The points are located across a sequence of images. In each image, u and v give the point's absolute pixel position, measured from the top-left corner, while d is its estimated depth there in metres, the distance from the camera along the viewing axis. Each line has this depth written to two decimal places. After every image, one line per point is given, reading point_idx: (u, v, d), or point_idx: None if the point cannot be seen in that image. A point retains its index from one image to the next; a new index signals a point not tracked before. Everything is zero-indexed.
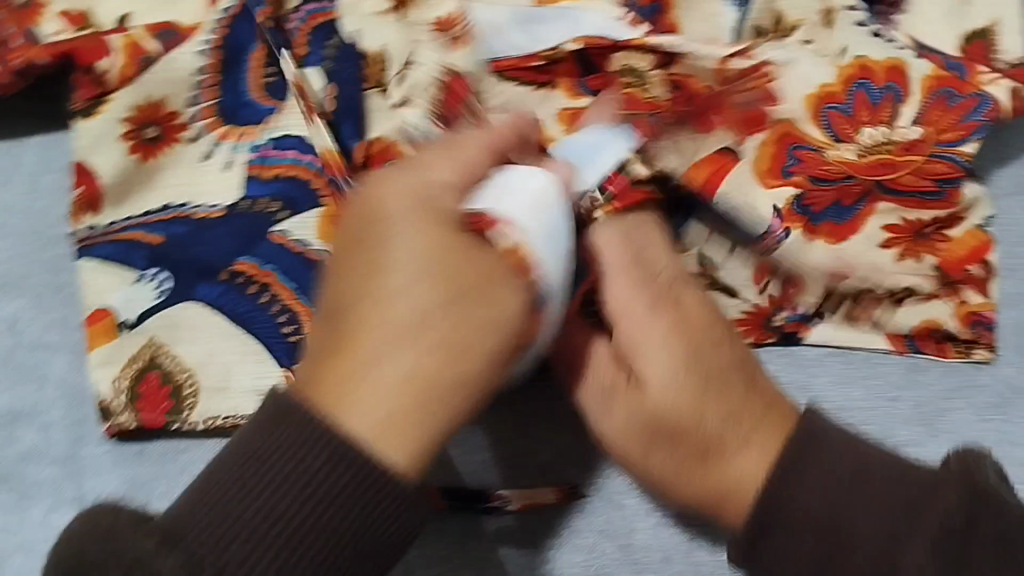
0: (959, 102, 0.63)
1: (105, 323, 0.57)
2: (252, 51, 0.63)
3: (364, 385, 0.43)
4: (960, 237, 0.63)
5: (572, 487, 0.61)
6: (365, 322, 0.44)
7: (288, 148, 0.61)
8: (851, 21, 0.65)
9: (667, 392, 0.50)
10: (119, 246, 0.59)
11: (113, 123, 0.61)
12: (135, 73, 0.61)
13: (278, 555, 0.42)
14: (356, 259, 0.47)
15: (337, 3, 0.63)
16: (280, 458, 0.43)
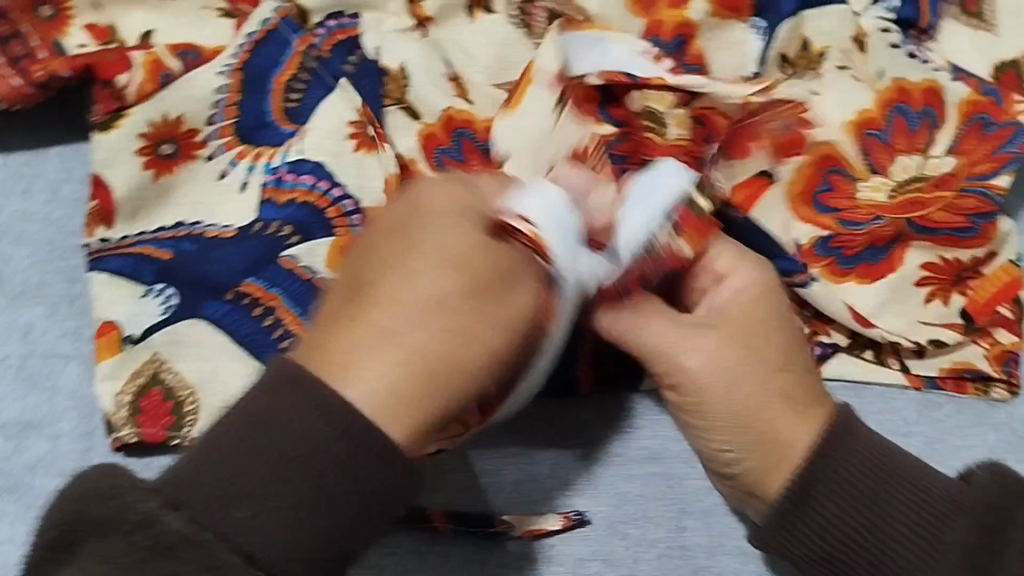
0: (994, 130, 0.63)
1: (111, 336, 0.58)
2: (276, 74, 0.64)
3: (367, 357, 0.44)
4: (992, 275, 0.63)
5: (577, 513, 0.60)
6: (378, 299, 0.46)
7: (305, 173, 0.61)
8: (885, 43, 0.66)
9: (726, 366, 0.54)
10: (129, 261, 0.60)
11: (130, 138, 0.62)
12: (155, 89, 0.63)
13: (276, 519, 0.42)
14: (382, 243, 0.48)
15: (360, 22, 0.66)
16: (284, 427, 0.43)
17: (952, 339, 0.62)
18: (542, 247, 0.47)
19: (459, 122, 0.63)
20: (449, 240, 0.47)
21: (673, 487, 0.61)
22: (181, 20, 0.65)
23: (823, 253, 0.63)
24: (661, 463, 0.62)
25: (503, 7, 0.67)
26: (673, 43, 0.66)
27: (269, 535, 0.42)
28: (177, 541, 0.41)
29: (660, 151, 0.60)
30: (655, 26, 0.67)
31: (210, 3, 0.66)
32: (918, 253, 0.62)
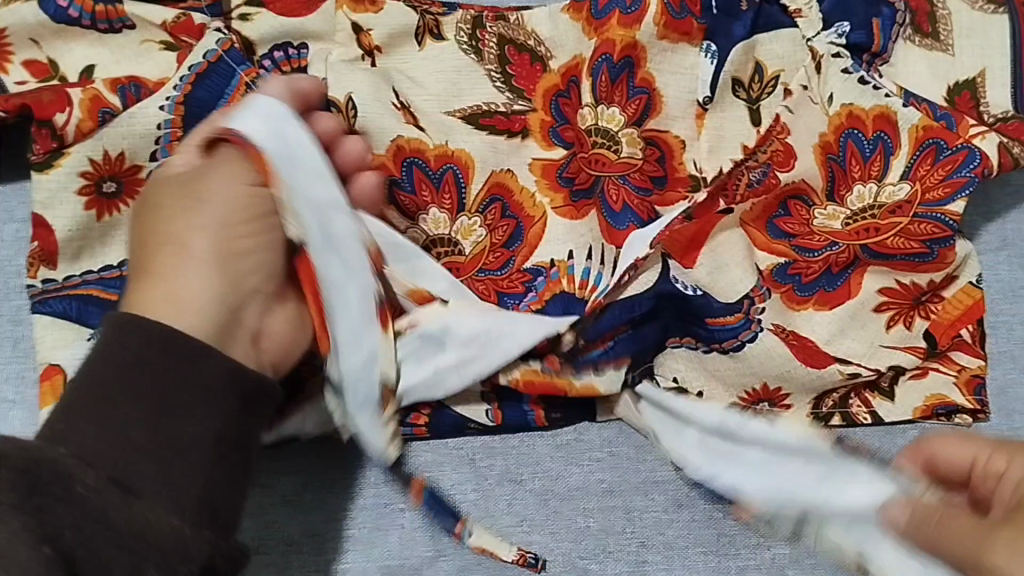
0: (947, 156, 0.63)
1: (55, 382, 0.58)
2: (219, 107, 0.62)
3: (160, 287, 0.51)
4: (953, 297, 0.63)
5: (533, 556, 0.59)
6: (155, 254, 0.53)
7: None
8: (836, 68, 0.66)
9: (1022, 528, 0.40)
10: (72, 302, 0.59)
11: (71, 176, 0.60)
12: (94, 128, 0.61)
13: (121, 439, 0.45)
14: (144, 233, 0.54)
15: (309, 52, 0.65)
16: (114, 367, 0.47)
17: (919, 365, 0.62)
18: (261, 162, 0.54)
19: (408, 152, 0.62)
20: (177, 195, 0.54)
21: (632, 520, 0.60)
22: (122, 56, 0.64)
23: (780, 277, 0.62)
24: (620, 496, 0.61)
25: (452, 34, 0.66)
26: (623, 66, 0.65)
27: (97, 447, 0.44)
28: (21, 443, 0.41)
29: (611, 167, 0.63)
30: (604, 48, 0.65)
31: (151, 37, 0.64)
32: (877, 279, 0.62)
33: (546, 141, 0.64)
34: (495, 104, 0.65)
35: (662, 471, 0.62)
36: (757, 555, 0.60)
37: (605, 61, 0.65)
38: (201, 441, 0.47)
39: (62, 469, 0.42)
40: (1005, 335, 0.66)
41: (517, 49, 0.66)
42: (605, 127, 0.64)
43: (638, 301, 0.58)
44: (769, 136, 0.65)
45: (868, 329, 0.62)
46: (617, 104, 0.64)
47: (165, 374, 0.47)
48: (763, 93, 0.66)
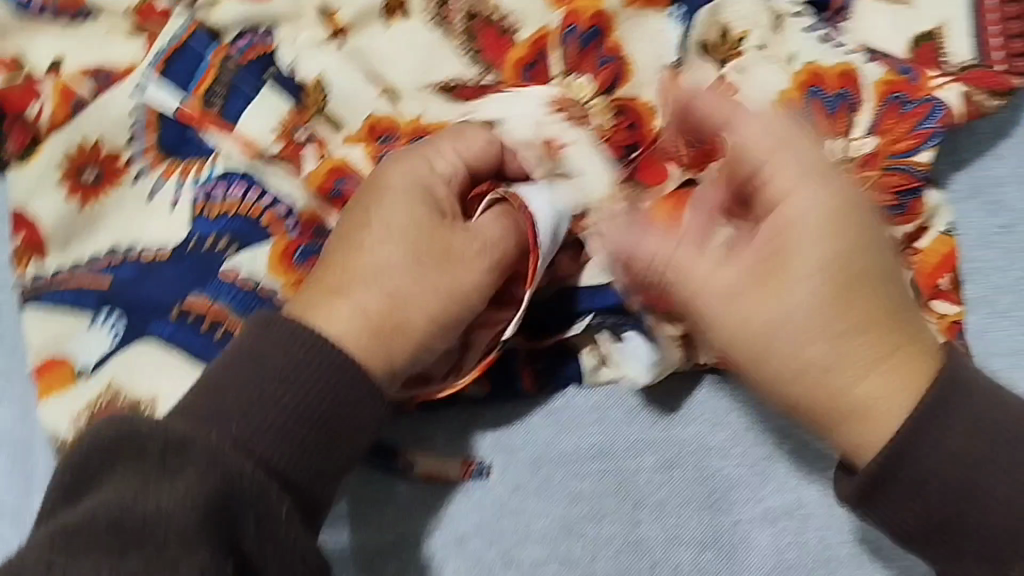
0: (910, 108, 0.64)
1: (63, 370, 0.58)
2: (192, 86, 0.63)
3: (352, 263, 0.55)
4: (928, 247, 0.64)
5: (477, 463, 0.61)
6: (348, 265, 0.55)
7: (235, 183, 0.61)
8: (797, 25, 0.67)
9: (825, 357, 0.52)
10: (68, 293, 0.59)
11: (51, 168, 0.61)
12: (67, 117, 0.62)
13: (147, 512, 0.43)
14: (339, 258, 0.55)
15: (276, 36, 0.65)
16: (116, 456, 0.45)
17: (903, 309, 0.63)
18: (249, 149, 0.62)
19: (382, 128, 0.64)
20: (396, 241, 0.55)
21: (625, 482, 0.61)
22: (89, 46, 0.65)
23: None
24: (612, 458, 0.61)
25: (419, 12, 0.66)
26: (590, 34, 0.65)
27: (152, 509, 0.43)
28: (77, 533, 0.42)
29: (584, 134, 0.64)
30: (570, 19, 0.66)
31: (117, 25, 0.65)
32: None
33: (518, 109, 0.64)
34: (467, 78, 0.65)
35: (653, 431, 0.62)
36: (749, 509, 0.61)
37: (572, 31, 0.65)
38: (169, 448, 0.45)
39: (147, 518, 0.43)
40: (982, 280, 0.67)
41: (485, 21, 0.66)
42: (578, 96, 0.65)
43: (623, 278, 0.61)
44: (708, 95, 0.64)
45: None
46: (586, 73, 0.65)
47: (284, 365, 0.50)
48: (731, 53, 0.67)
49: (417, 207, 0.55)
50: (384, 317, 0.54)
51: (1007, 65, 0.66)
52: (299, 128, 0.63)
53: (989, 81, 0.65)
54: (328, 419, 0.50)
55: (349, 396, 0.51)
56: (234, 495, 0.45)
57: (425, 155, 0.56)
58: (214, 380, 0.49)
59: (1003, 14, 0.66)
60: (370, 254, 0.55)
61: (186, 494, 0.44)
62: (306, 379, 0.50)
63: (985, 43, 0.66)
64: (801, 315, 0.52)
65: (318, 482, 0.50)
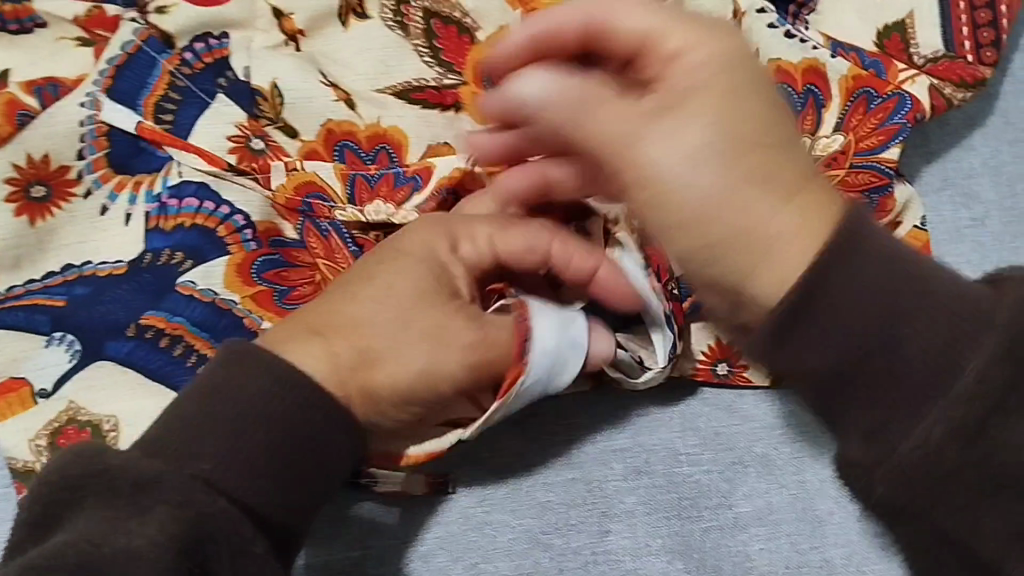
0: (878, 104, 0.63)
1: (19, 394, 0.56)
2: (144, 95, 0.61)
3: (351, 306, 0.54)
4: (906, 239, 0.62)
5: (443, 480, 0.60)
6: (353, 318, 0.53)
7: (188, 196, 0.59)
8: (762, 24, 0.65)
9: (707, 189, 0.41)
10: (21, 313, 0.57)
11: None
12: (13, 131, 0.60)
13: (125, 543, 0.42)
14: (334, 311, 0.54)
15: (229, 41, 0.63)
16: (87, 492, 0.43)
17: None
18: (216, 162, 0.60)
19: (340, 135, 0.62)
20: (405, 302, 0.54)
21: (593, 491, 0.60)
22: (35, 55, 0.63)
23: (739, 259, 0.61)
24: (579, 468, 0.61)
25: (376, 12, 0.64)
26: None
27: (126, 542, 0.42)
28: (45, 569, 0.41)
29: None
30: (530, 19, 0.63)
31: (64, 34, 0.63)
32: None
33: (477, 112, 0.63)
34: (426, 78, 0.64)
35: (621, 439, 0.61)
36: (720, 515, 0.60)
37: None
38: (138, 486, 0.44)
39: (127, 550, 0.42)
40: (954, 274, 0.66)
41: (443, 21, 0.64)
42: None
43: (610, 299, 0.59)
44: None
45: None
46: None
47: (255, 400, 0.48)
48: None
49: (430, 280, 0.54)
50: (352, 366, 0.52)
51: (974, 55, 0.65)
52: (254, 137, 0.61)
53: (957, 73, 0.64)
54: (298, 459, 0.48)
55: (319, 434, 0.49)
56: (206, 534, 0.44)
57: (457, 236, 0.55)
58: (185, 411, 0.47)
59: (971, 4, 0.65)
60: (367, 312, 0.53)
61: (157, 535, 0.42)
62: (280, 414, 0.48)
63: (955, 32, 0.65)
64: (660, 148, 0.41)
65: (289, 518, 0.48)
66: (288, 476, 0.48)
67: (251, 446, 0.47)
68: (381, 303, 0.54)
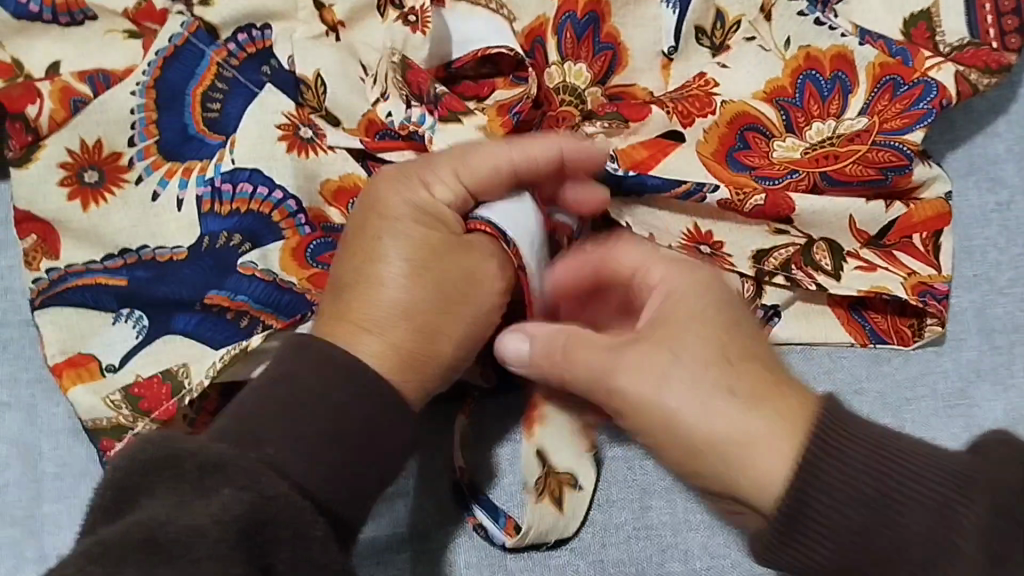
0: (904, 91, 0.64)
1: (89, 368, 0.58)
2: (192, 86, 0.63)
3: (373, 275, 0.54)
4: (920, 205, 0.64)
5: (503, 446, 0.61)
6: (365, 295, 0.53)
7: (242, 181, 0.60)
8: (792, 11, 0.66)
9: (692, 419, 0.46)
10: (86, 293, 0.60)
11: (51, 169, 0.61)
12: (66, 117, 0.62)
13: (200, 521, 0.42)
14: (351, 280, 0.54)
15: (273, 32, 0.65)
16: (160, 477, 0.44)
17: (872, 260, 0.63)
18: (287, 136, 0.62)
19: (380, 124, 0.64)
20: (409, 251, 0.54)
21: (632, 470, 0.61)
22: (85, 49, 0.64)
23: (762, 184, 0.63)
24: (618, 446, 0.62)
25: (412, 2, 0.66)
26: (587, 20, 0.65)
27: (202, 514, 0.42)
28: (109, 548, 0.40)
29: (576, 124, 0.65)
30: (565, 6, 0.65)
31: (114, 26, 0.65)
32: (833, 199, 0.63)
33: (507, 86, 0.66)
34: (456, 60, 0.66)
35: None
36: None
37: (570, 18, 0.65)
38: (205, 468, 0.44)
39: (189, 526, 0.42)
40: (977, 259, 0.67)
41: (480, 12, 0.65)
42: (573, 84, 0.65)
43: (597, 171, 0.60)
44: (688, 89, 0.67)
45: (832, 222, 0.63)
46: (583, 60, 0.66)
47: (321, 392, 0.50)
48: (726, 39, 0.68)
49: (428, 232, 0.54)
50: (417, 350, 0.53)
51: (1000, 42, 0.66)
52: (303, 126, 0.62)
53: (982, 60, 0.65)
54: (367, 446, 0.50)
55: (383, 423, 0.51)
56: (272, 516, 0.44)
57: (424, 181, 0.54)
58: (249, 402, 0.49)
59: None
60: (387, 290, 0.53)
61: (222, 514, 0.42)
62: (341, 403, 0.50)
63: (979, 19, 0.67)
64: (653, 383, 0.47)
65: (352, 509, 0.49)
66: (354, 463, 0.49)
67: (315, 433, 0.49)
68: (401, 264, 0.54)
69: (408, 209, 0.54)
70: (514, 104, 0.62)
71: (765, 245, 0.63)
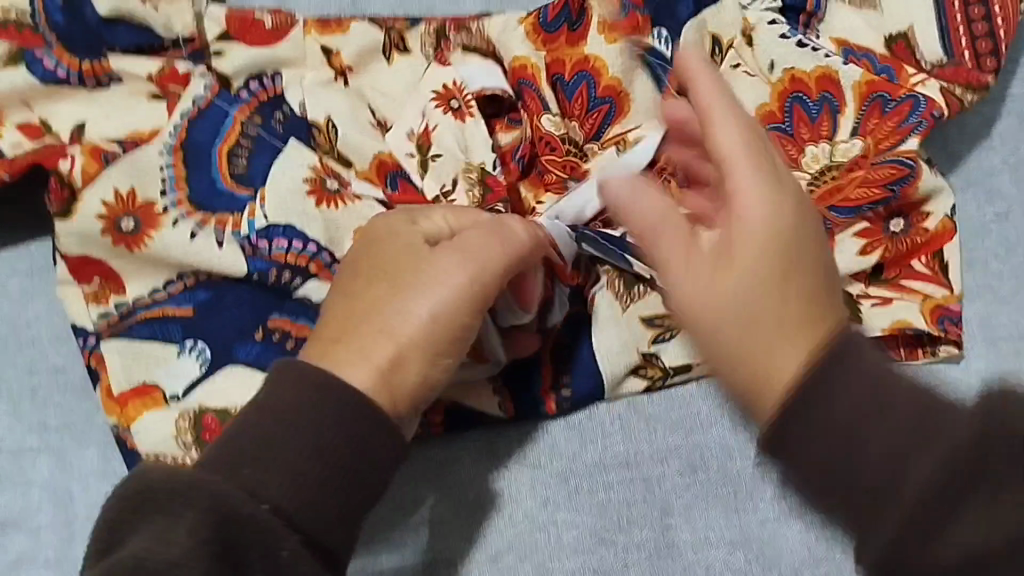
0: (893, 107, 0.66)
1: (152, 398, 0.60)
2: (217, 144, 0.65)
3: (363, 295, 0.53)
4: (931, 228, 0.65)
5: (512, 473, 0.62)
6: (353, 310, 0.53)
7: (277, 237, 0.61)
8: (774, 34, 0.69)
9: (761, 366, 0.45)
10: (152, 325, 0.61)
11: (90, 220, 0.62)
12: (100, 168, 0.63)
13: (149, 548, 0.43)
14: (346, 299, 0.54)
15: (281, 79, 0.68)
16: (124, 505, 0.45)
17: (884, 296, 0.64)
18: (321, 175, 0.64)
19: (391, 166, 0.66)
20: (391, 265, 0.54)
21: (651, 488, 0.62)
22: (110, 109, 0.66)
23: None
24: (636, 467, 0.63)
25: (417, 47, 0.70)
26: (575, 78, 0.68)
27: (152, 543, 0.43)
28: None
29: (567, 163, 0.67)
30: (555, 61, 0.69)
31: (138, 88, 0.67)
32: (848, 230, 0.65)
33: (507, 128, 0.69)
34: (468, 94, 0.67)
35: (673, 438, 0.63)
36: (775, 505, 0.62)
37: (559, 80, 0.69)
38: (176, 490, 0.45)
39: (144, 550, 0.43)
40: (981, 270, 0.68)
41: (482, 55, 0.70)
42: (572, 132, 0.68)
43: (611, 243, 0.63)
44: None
45: (848, 254, 0.64)
46: (578, 117, 0.68)
47: (297, 408, 0.48)
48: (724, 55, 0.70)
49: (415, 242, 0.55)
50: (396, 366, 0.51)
51: (976, 62, 0.68)
52: (328, 178, 0.64)
53: (963, 77, 0.68)
54: (342, 466, 0.48)
55: (364, 438, 0.49)
56: (244, 543, 0.45)
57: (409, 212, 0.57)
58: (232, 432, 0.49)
59: (967, 16, 0.68)
60: (380, 303, 0.53)
61: (187, 538, 0.43)
62: (321, 421, 0.48)
63: (954, 43, 0.68)
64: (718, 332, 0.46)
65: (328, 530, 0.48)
66: (332, 484, 0.48)
67: (292, 457, 0.47)
68: (381, 270, 0.54)
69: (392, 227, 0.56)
70: (516, 148, 0.68)
71: None
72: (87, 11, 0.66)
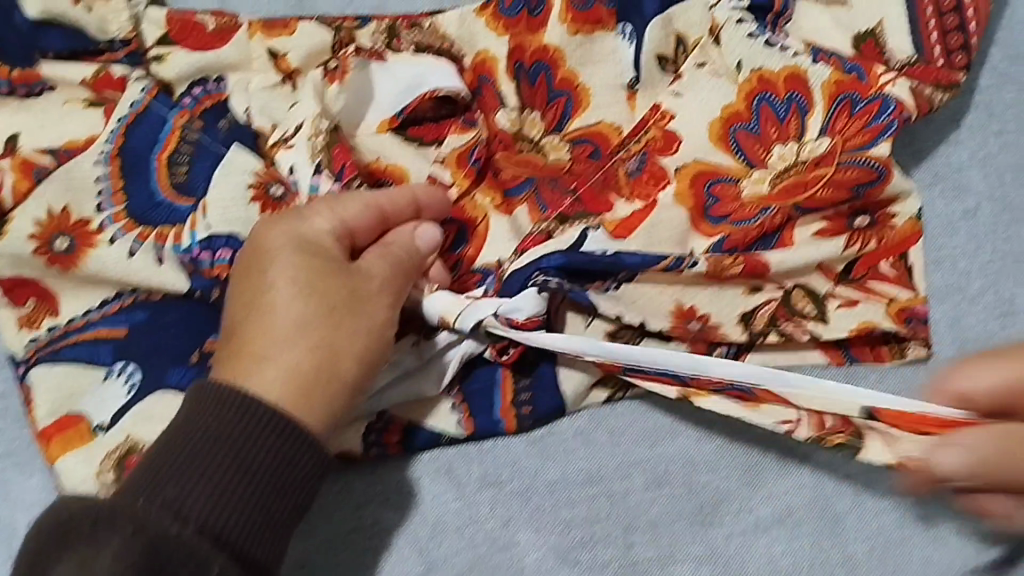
0: (862, 107, 0.63)
1: (79, 428, 0.57)
2: (156, 152, 0.62)
3: (274, 306, 0.52)
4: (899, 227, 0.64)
5: (470, 490, 0.61)
6: (262, 326, 0.52)
7: (221, 248, 0.59)
8: (742, 33, 0.66)
9: None
10: (83, 347, 0.59)
11: (21, 241, 0.59)
12: (31, 186, 0.60)
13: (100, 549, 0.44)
14: (251, 300, 0.52)
15: (227, 83, 0.65)
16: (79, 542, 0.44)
17: (852, 295, 0.63)
18: (273, 177, 0.61)
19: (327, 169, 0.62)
20: (297, 273, 0.52)
21: (618, 505, 0.61)
22: (45, 119, 0.63)
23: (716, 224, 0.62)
24: (601, 483, 0.61)
25: (367, 38, 0.67)
26: (535, 69, 0.67)
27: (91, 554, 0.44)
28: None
29: (543, 170, 0.65)
30: (515, 54, 0.67)
31: (74, 96, 0.64)
32: (807, 226, 0.63)
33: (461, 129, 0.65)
34: (411, 92, 0.65)
35: (640, 451, 0.62)
36: (740, 521, 0.61)
37: (519, 68, 0.67)
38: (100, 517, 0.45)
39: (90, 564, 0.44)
40: (948, 268, 0.67)
41: (437, 53, 0.67)
42: (529, 133, 0.66)
43: (549, 256, 0.59)
44: (647, 124, 0.65)
45: (822, 251, 0.62)
46: (538, 109, 0.67)
47: (218, 429, 0.48)
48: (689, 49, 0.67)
49: (322, 257, 0.53)
50: (313, 380, 0.51)
51: (946, 60, 0.66)
52: (273, 184, 0.61)
53: (934, 76, 0.65)
54: (275, 486, 0.48)
55: (295, 453, 0.49)
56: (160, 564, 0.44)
57: (302, 215, 0.54)
58: (153, 456, 0.48)
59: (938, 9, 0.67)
60: (285, 316, 0.52)
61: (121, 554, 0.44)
62: (246, 438, 0.48)
63: (925, 38, 0.66)
64: None
65: (255, 548, 0.47)
66: (255, 498, 0.48)
67: (220, 474, 0.47)
68: (288, 287, 0.52)
69: (307, 232, 0.54)
70: (471, 149, 0.65)
71: (747, 307, 0.62)
72: (17, 16, 0.64)
